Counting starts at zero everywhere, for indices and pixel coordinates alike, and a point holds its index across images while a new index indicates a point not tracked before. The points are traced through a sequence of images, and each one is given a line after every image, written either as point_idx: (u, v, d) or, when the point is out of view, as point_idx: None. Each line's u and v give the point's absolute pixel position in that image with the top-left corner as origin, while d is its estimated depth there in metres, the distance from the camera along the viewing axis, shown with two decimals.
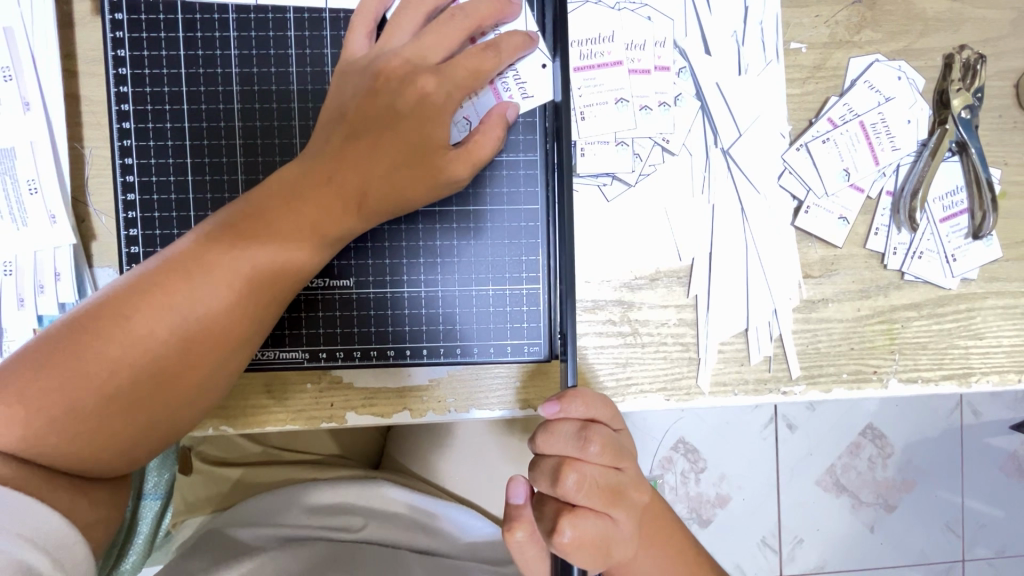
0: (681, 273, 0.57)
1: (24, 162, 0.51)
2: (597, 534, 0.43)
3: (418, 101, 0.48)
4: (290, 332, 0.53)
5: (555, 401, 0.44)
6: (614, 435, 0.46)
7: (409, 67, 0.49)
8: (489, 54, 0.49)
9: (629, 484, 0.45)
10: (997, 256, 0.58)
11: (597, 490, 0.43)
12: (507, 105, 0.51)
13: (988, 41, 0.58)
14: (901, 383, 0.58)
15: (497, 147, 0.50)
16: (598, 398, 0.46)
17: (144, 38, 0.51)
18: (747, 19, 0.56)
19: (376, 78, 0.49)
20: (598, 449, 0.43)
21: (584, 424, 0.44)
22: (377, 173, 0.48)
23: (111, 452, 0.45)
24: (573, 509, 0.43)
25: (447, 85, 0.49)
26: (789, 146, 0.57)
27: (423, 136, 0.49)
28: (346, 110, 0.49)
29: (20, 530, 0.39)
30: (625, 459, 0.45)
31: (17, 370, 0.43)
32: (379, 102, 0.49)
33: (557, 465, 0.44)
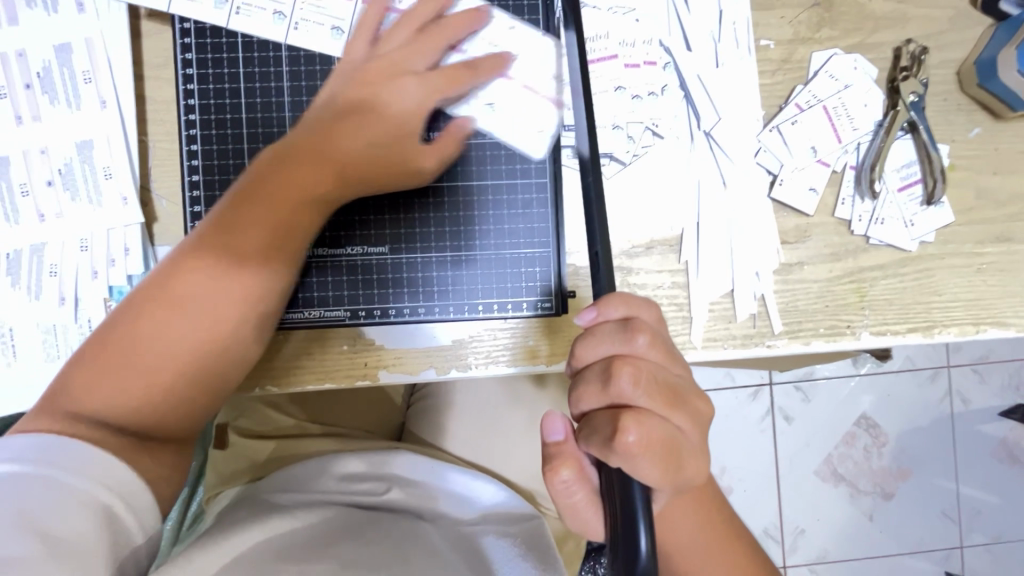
0: (672, 242, 0.65)
1: (100, 152, 0.58)
2: (664, 436, 0.41)
3: (396, 97, 0.57)
4: (333, 293, 0.60)
5: (592, 308, 0.45)
6: (662, 335, 0.45)
7: (391, 67, 0.57)
8: (477, 62, 0.59)
9: (688, 386, 0.44)
10: (948, 219, 0.66)
11: (656, 388, 0.42)
12: (467, 118, 0.60)
13: (931, 36, 0.67)
14: (872, 336, 0.66)
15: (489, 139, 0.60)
16: (641, 300, 0.46)
17: (207, 43, 0.58)
18: (722, 21, 0.65)
19: (360, 75, 0.57)
20: (646, 340, 0.43)
21: (625, 319, 0.44)
22: (383, 152, 0.56)
23: (170, 406, 0.53)
24: (634, 410, 0.41)
25: (426, 87, 0.57)
26: (763, 128, 0.65)
27: (396, 122, 0.57)
28: (333, 100, 0.57)
29: (97, 476, 0.48)
30: (678, 361, 0.45)
31: (88, 348, 0.53)
32: (361, 93, 0.57)
33: (607, 365, 0.43)
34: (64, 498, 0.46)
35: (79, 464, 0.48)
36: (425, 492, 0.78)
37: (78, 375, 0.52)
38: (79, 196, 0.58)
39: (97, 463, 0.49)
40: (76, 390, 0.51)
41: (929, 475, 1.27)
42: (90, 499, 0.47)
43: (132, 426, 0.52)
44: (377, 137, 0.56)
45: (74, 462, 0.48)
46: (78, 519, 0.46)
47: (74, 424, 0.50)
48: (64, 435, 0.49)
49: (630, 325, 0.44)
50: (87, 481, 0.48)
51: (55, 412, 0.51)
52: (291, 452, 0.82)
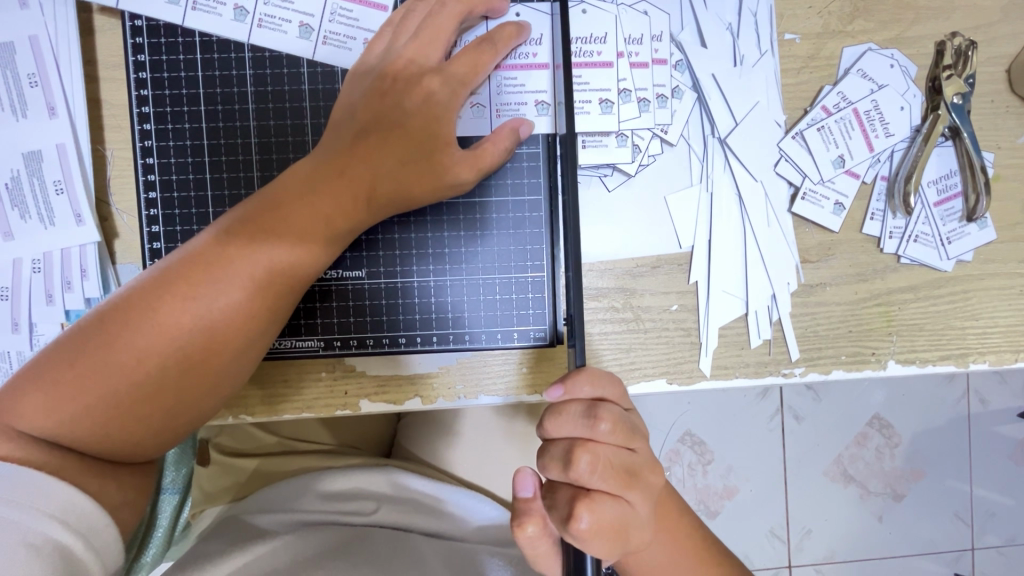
0: (681, 261, 0.58)
1: (50, 165, 0.53)
2: (615, 518, 0.42)
3: (425, 100, 0.51)
4: (307, 322, 0.55)
5: (560, 385, 0.44)
6: (623, 414, 0.45)
7: (414, 67, 0.51)
8: (486, 48, 0.52)
9: (643, 464, 0.44)
10: (991, 238, 0.59)
11: (612, 472, 0.42)
12: (522, 120, 0.54)
13: (977, 29, 0.59)
14: (899, 365, 0.59)
15: (504, 156, 0.52)
16: (605, 377, 0.45)
17: (162, 43, 0.53)
18: (741, 12, 0.58)
19: (382, 78, 0.52)
20: (609, 427, 0.43)
21: (592, 403, 0.44)
22: (386, 169, 0.50)
23: (137, 437, 0.47)
24: (589, 494, 0.42)
25: (452, 83, 0.51)
26: (785, 135, 0.58)
27: (428, 134, 0.51)
28: (355, 110, 0.51)
29: (47, 509, 0.41)
30: (637, 438, 0.44)
31: (51, 362, 0.46)
32: (384, 102, 0.51)
33: (568, 448, 0.42)
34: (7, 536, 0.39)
35: (26, 496, 0.41)
36: (416, 510, 0.73)
37: (36, 393, 0.45)
38: (29, 214, 0.53)
39: (52, 494, 0.42)
40: (31, 408, 0.44)
41: (941, 475, 1.22)
42: (41, 536, 0.40)
43: (95, 452, 0.46)
44: (406, 154, 0.50)
45: (26, 493, 0.41)
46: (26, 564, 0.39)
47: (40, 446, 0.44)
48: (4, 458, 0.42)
49: (594, 411, 0.43)
50: (31, 513, 0.41)
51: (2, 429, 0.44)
52: (277, 470, 0.78)
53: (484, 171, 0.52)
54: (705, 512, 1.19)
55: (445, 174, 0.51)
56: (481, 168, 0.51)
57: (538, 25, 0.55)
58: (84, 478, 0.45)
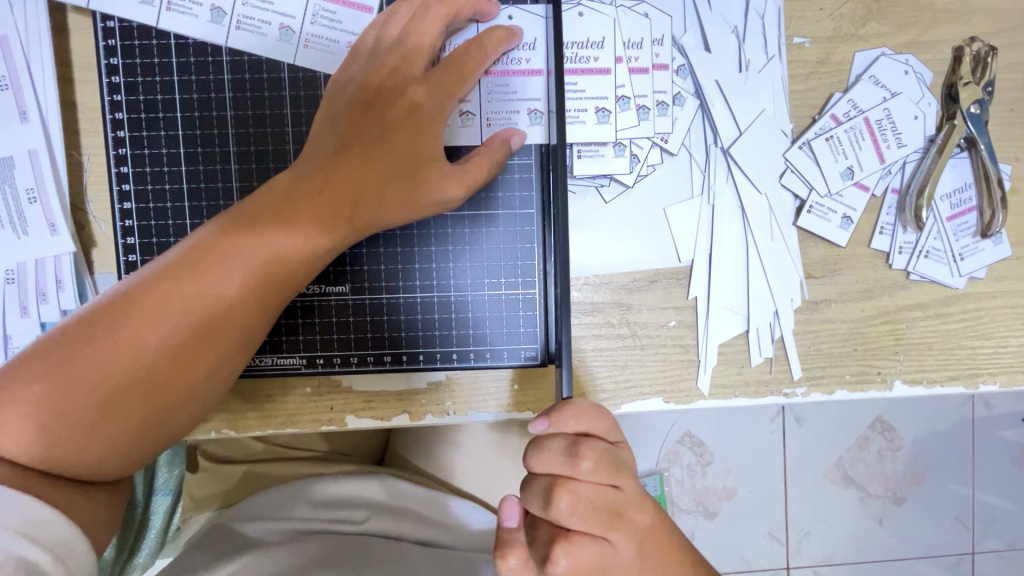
0: (680, 275, 0.56)
1: (23, 172, 0.51)
2: (594, 562, 0.41)
3: (410, 111, 0.48)
4: (289, 338, 0.53)
5: (545, 417, 0.42)
6: (609, 449, 0.43)
7: (398, 77, 0.49)
8: (474, 52, 0.49)
9: (626, 501, 0.42)
10: (1005, 254, 0.57)
11: (593, 513, 0.40)
12: (515, 131, 0.51)
13: (998, 33, 0.56)
14: (906, 384, 0.57)
15: (495, 171, 0.50)
16: (592, 410, 0.43)
17: (136, 45, 0.51)
18: (748, 14, 0.55)
19: (364, 88, 0.49)
20: (591, 466, 0.41)
21: (576, 439, 0.41)
22: (368, 185, 0.47)
23: (102, 458, 0.45)
24: (568, 537, 0.41)
25: (439, 93, 0.48)
26: (792, 145, 0.56)
27: (414, 147, 0.48)
28: (337, 121, 0.49)
29: (12, 525, 0.39)
30: (624, 474, 0.42)
31: (9, 379, 0.44)
32: (367, 114, 0.48)
33: (549, 487, 0.41)
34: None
35: None
36: (411, 517, 0.72)
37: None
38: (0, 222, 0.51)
39: (18, 510, 0.40)
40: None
41: (944, 480, 1.20)
42: (5, 553, 0.38)
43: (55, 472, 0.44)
44: (390, 169, 0.48)
45: None
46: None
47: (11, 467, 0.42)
48: None
49: (576, 449, 0.41)
50: None
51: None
52: (265, 477, 0.76)
53: (473, 187, 0.49)
54: (703, 514, 1.17)
55: (430, 188, 0.48)
56: (468, 182, 0.49)
57: (531, 28, 0.53)
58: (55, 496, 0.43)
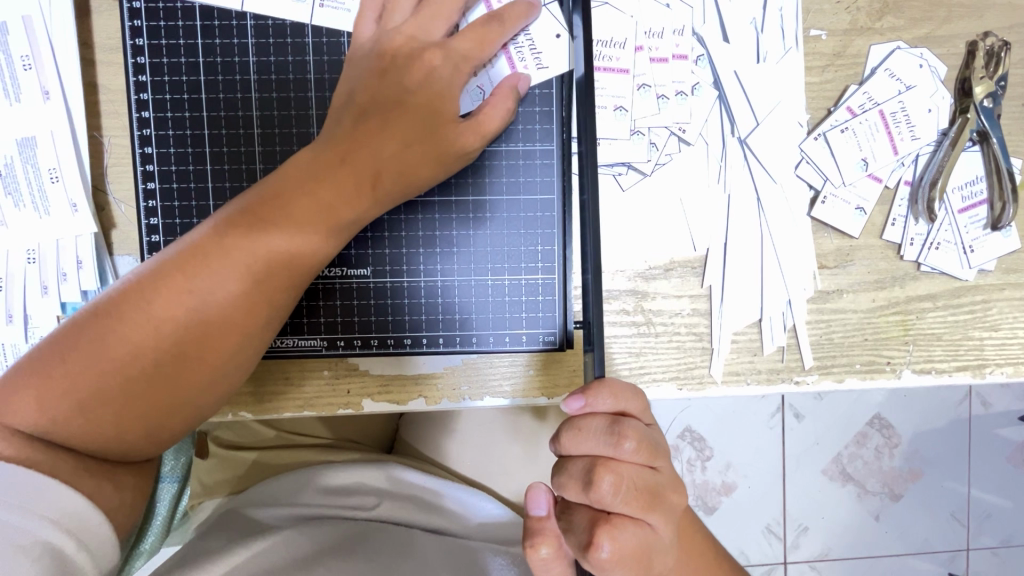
0: (695, 264, 0.57)
1: (45, 152, 0.51)
2: (636, 544, 0.41)
3: (425, 77, 0.49)
4: (310, 320, 0.54)
5: (580, 396, 0.43)
6: (646, 430, 0.44)
7: (414, 44, 0.50)
8: (493, 27, 0.50)
9: (667, 484, 0.43)
10: (1014, 247, 0.58)
11: (635, 494, 0.41)
12: (520, 76, 0.51)
13: (1011, 28, 0.57)
14: (915, 374, 0.58)
15: (507, 119, 0.50)
16: (628, 390, 0.44)
17: (161, 27, 0.51)
18: (767, 6, 0.55)
19: (381, 58, 0.50)
20: (633, 446, 0.42)
21: (614, 417, 0.42)
22: (388, 154, 0.48)
23: (132, 436, 0.46)
24: (609, 519, 0.41)
25: (453, 59, 0.50)
26: (807, 136, 0.56)
27: (431, 114, 0.49)
28: (354, 95, 0.49)
29: (41, 510, 0.40)
30: (662, 456, 0.43)
31: (43, 358, 0.45)
32: (383, 83, 0.49)
33: (589, 467, 0.41)
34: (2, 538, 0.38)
35: (19, 498, 0.40)
36: (416, 505, 0.73)
37: (28, 388, 0.44)
38: (23, 202, 0.52)
39: (44, 494, 0.41)
40: (21, 405, 0.43)
41: (941, 477, 1.21)
42: (32, 537, 0.39)
43: (90, 448, 0.45)
44: (408, 135, 0.49)
45: (18, 495, 0.40)
46: (21, 565, 0.38)
47: (37, 446, 0.43)
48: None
49: (616, 428, 0.42)
50: (22, 514, 0.40)
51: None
52: (277, 464, 0.77)
53: (488, 138, 0.50)
54: (703, 508, 1.18)
55: (451, 155, 0.50)
56: (483, 139, 0.50)
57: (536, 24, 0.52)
58: (80, 479, 0.44)
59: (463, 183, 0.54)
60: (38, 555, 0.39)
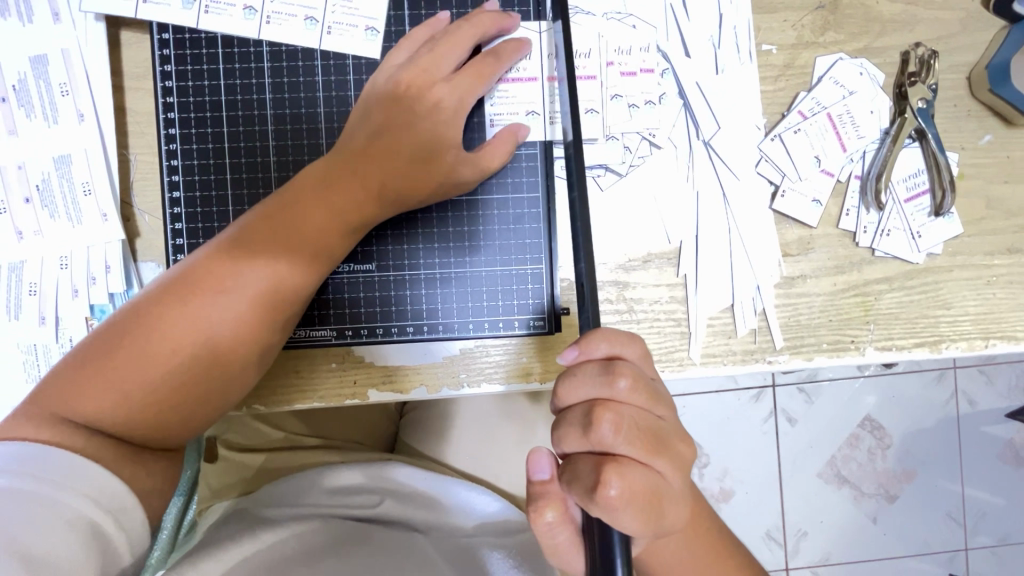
0: (671, 255, 0.62)
1: (78, 168, 0.57)
2: (646, 485, 0.42)
3: (433, 107, 0.55)
4: (321, 312, 0.59)
5: (574, 347, 0.46)
6: (646, 378, 0.47)
7: (426, 76, 0.55)
8: (491, 62, 0.57)
9: (671, 431, 0.45)
10: (958, 231, 0.64)
11: (637, 435, 0.43)
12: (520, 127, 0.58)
13: (940, 39, 0.64)
14: (877, 351, 0.63)
15: (507, 155, 0.57)
16: (624, 336, 0.47)
17: (187, 54, 0.57)
18: (722, 25, 0.63)
19: (397, 86, 0.55)
20: (627, 386, 0.44)
21: (608, 360, 0.46)
22: (395, 168, 0.54)
23: (169, 425, 0.50)
24: (615, 459, 0.43)
25: (460, 91, 0.56)
26: (764, 137, 0.63)
27: (436, 137, 0.55)
28: (370, 114, 0.55)
29: (82, 491, 0.44)
30: (663, 404, 0.46)
31: (84, 358, 0.49)
32: (397, 107, 0.55)
33: (589, 410, 0.44)
34: (44, 513, 0.42)
35: (65, 478, 0.44)
36: (418, 502, 0.76)
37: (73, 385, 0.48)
38: (58, 213, 0.57)
39: (84, 476, 0.45)
40: (65, 401, 0.47)
41: (934, 476, 1.25)
42: (76, 513, 0.43)
43: (130, 437, 0.49)
44: (414, 153, 0.55)
45: (61, 474, 0.44)
46: (63, 536, 0.42)
47: (73, 430, 0.47)
48: (50, 443, 0.45)
49: (611, 368, 0.45)
50: (68, 492, 0.43)
51: (36, 420, 0.47)
52: (283, 466, 0.80)
53: (488, 172, 0.56)
54: None
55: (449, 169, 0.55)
56: (482, 173, 0.56)
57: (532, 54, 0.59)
58: (118, 465, 0.47)
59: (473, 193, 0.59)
60: (76, 531, 0.43)
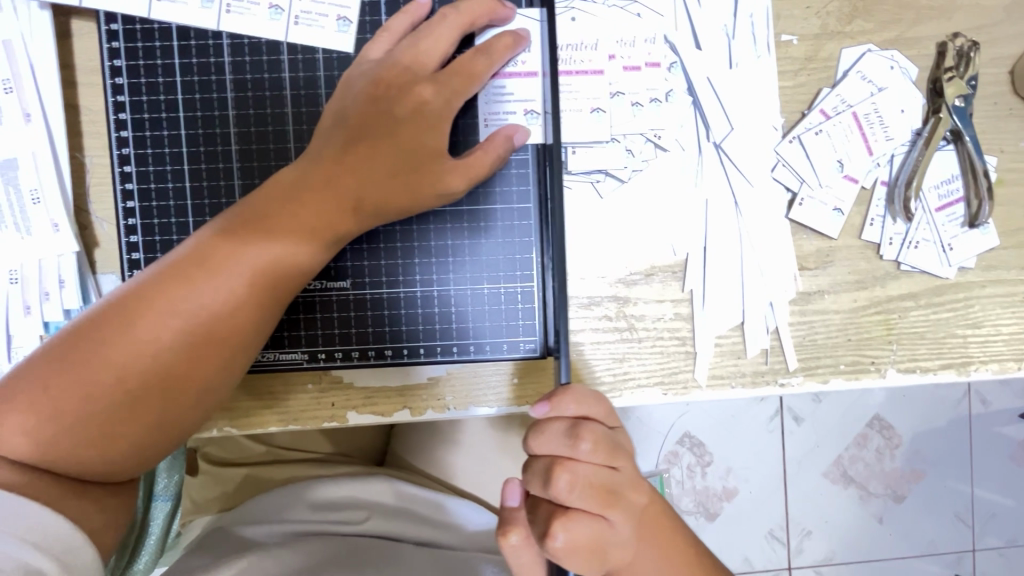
0: (676, 269, 0.57)
1: (27, 173, 0.52)
2: (591, 537, 0.42)
3: (417, 108, 0.50)
4: (292, 333, 0.54)
5: (546, 401, 0.43)
6: (609, 433, 0.44)
7: (408, 74, 0.50)
8: (481, 58, 0.51)
9: (625, 482, 0.44)
10: (994, 243, 0.58)
11: (591, 491, 0.42)
12: (518, 128, 0.52)
13: (980, 28, 0.57)
14: (900, 373, 0.58)
15: (497, 163, 0.51)
16: (591, 395, 0.45)
17: (139, 47, 0.52)
18: (737, 13, 0.56)
19: (375, 84, 0.50)
20: (589, 447, 0.42)
21: (575, 422, 0.43)
22: (372, 178, 0.49)
23: (120, 458, 0.46)
24: (566, 513, 0.42)
25: (445, 92, 0.50)
26: (783, 139, 0.57)
27: (419, 144, 0.50)
28: (345, 116, 0.50)
29: (18, 533, 0.40)
30: (623, 457, 0.44)
31: (25, 382, 0.44)
32: (376, 109, 0.50)
33: (548, 466, 0.42)
34: None
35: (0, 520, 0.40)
36: (406, 517, 0.72)
37: (11, 415, 0.43)
38: (5, 223, 0.52)
39: (22, 516, 0.41)
40: (1, 430, 0.43)
41: (944, 478, 1.20)
42: (9, 560, 0.39)
43: (78, 472, 0.45)
44: (393, 161, 0.49)
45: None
46: None
47: (15, 468, 0.43)
48: None
49: (575, 430, 0.42)
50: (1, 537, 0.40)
51: None
52: (266, 480, 0.76)
53: (475, 180, 0.51)
54: (704, 515, 1.17)
55: (431, 180, 0.50)
56: (471, 181, 0.50)
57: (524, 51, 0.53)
58: (63, 502, 0.44)
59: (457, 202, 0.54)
60: None
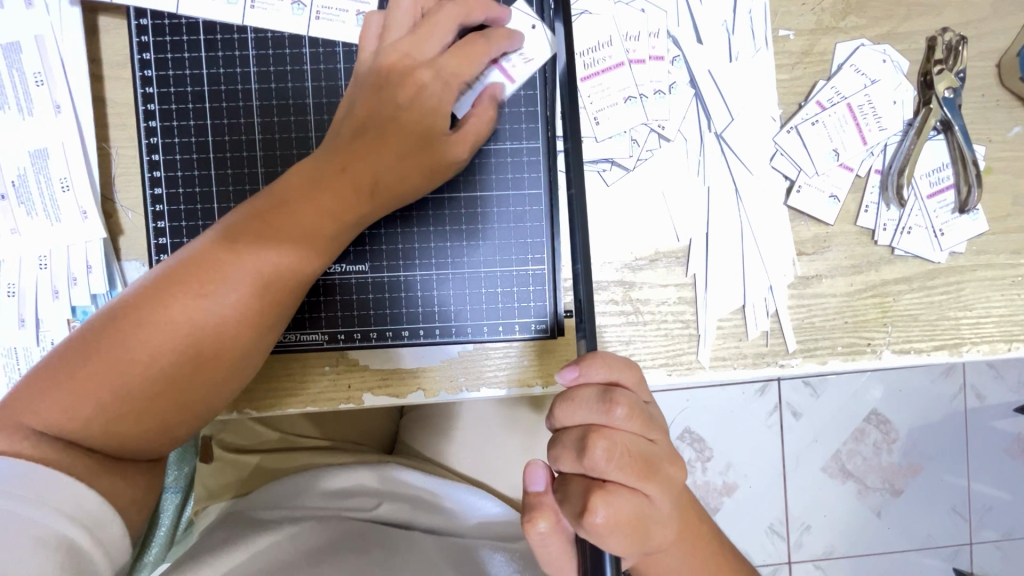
0: (680, 254, 0.59)
1: (56, 162, 0.54)
2: (630, 512, 0.43)
3: (416, 93, 0.52)
4: (312, 316, 0.56)
5: (574, 367, 0.45)
6: (641, 402, 0.46)
7: (408, 61, 0.52)
8: (480, 42, 0.53)
9: (663, 455, 0.45)
10: (983, 229, 0.60)
11: (629, 462, 0.43)
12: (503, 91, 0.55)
13: (968, 24, 0.60)
14: (895, 354, 0.60)
15: (490, 126, 0.54)
16: (621, 361, 0.46)
17: (168, 40, 0.54)
18: (736, 9, 0.59)
19: (377, 72, 0.52)
20: (624, 413, 0.44)
21: (607, 387, 0.45)
22: (386, 163, 0.51)
23: (151, 434, 0.48)
24: (603, 486, 0.43)
25: (442, 76, 0.53)
26: (781, 129, 0.59)
27: (423, 127, 0.52)
28: (354, 105, 0.52)
29: (57, 505, 0.42)
30: (656, 428, 0.45)
31: (62, 362, 0.46)
32: (379, 98, 0.52)
33: (583, 436, 0.44)
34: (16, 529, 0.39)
35: (44, 492, 0.42)
36: (416, 504, 0.74)
37: (49, 394, 0.45)
38: (35, 211, 0.54)
39: (59, 490, 0.42)
40: (40, 408, 0.45)
41: (940, 470, 1.22)
42: (48, 531, 0.41)
43: (111, 449, 0.47)
44: (404, 146, 0.52)
45: (34, 488, 0.42)
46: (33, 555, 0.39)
47: (49, 441, 0.44)
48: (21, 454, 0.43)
49: (609, 396, 0.44)
50: (40, 508, 0.41)
51: (10, 427, 0.44)
52: (280, 466, 0.78)
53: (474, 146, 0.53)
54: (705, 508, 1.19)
55: (440, 163, 0.53)
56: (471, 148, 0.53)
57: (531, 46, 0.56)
58: (94, 477, 0.45)
59: (455, 182, 0.56)
60: (54, 547, 0.40)
